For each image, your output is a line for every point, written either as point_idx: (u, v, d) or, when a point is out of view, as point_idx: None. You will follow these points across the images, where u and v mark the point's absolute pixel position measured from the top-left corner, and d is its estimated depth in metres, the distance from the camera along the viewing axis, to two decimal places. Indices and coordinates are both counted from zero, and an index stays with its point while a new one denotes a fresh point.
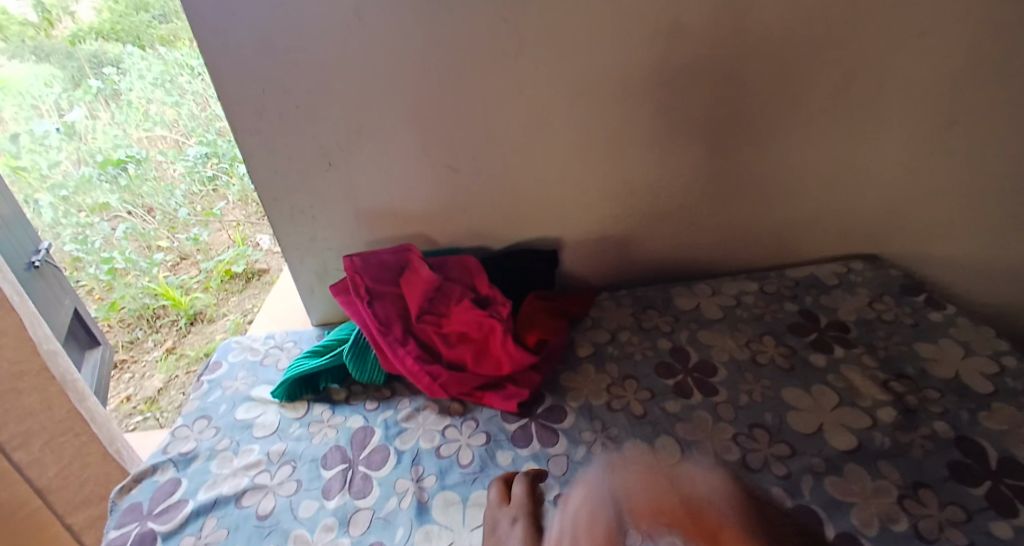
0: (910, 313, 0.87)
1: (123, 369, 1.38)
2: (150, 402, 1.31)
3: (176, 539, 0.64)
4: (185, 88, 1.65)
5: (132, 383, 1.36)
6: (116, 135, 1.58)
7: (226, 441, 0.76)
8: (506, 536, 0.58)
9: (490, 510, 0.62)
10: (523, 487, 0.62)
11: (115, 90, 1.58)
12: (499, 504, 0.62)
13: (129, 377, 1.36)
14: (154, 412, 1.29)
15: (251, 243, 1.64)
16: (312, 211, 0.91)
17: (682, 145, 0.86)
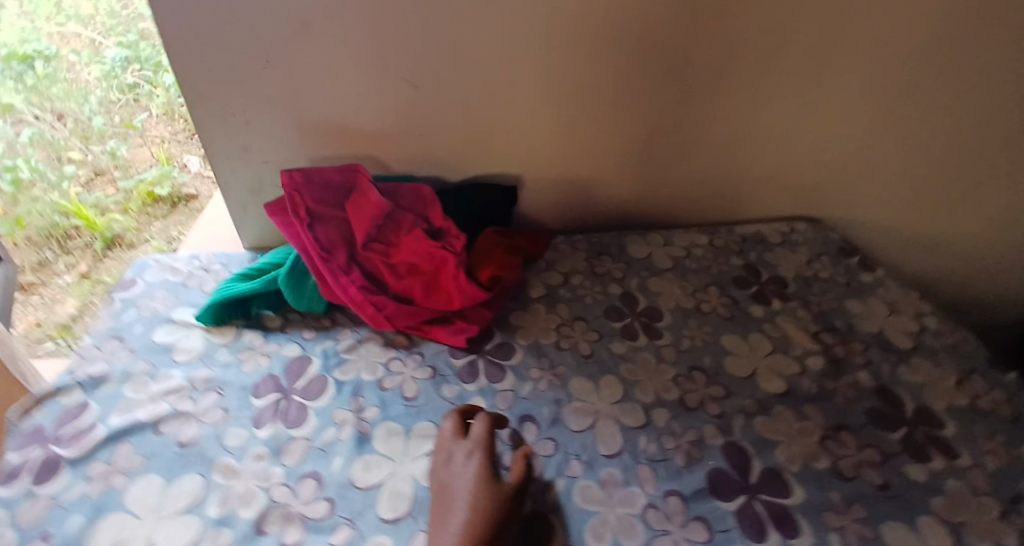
0: (844, 273, 0.91)
1: (30, 292, 1.26)
2: (60, 328, 1.19)
3: (86, 466, 0.60)
4: None
5: (40, 306, 1.24)
6: (24, 26, 1.49)
7: (144, 365, 0.71)
8: (458, 469, 0.58)
9: (444, 441, 0.61)
10: (484, 428, 0.61)
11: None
12: (454, 437, 0.61)
13: (37, 301, 1.25)
14: (65, 338, 1.18)
15: (177, 164, 1.48)
16: (247, 116, 0.83)
17: (651, 88, 0.83)
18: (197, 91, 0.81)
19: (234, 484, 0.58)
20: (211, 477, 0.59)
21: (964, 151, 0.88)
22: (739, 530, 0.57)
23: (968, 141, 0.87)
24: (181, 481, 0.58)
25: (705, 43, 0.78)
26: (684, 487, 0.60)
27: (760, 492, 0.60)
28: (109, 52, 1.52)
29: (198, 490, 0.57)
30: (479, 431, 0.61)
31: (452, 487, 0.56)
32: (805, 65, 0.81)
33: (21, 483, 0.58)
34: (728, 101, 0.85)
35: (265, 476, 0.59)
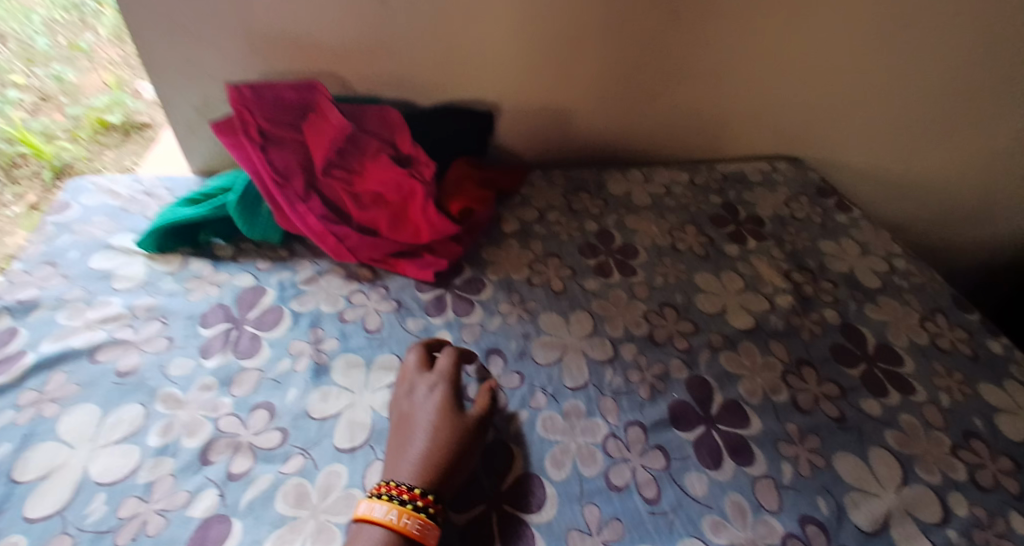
0: (820, 213, 0.90)
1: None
2: (6, 264, 1.07)
3: (14, 393, 0.56)
4: None
5: None
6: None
7: (79, 292, 0.66)
8: (419, 401, 0.55)
9: (406, 374, 0.59)
10: (451, 361, 0.59)
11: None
12: (417, 370, 0.59)
13: None
14: None
15: (129, 89, 1.36)
16: (187, 22, 0.75)
17: (625, 9, 0.77)
18: None
19: (178, 414, 0.55)
20: (153, 406, 0.55)
21: (946, 88, 0.85)
22: (696, 458, 0.56)
23: (954, 79, 0.84)
24: (120, 410, 0.55)
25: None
26: (646, 417, 0.59)
27: (719, 422, 0.60)
28: None
29: (138, 420, 0.54)
30: (444, 364, 0.59)
31: (412, 417, 0.54)
32: None
33: None
34: (713, 24, 0.79)
35: (212, 407, 0.56)
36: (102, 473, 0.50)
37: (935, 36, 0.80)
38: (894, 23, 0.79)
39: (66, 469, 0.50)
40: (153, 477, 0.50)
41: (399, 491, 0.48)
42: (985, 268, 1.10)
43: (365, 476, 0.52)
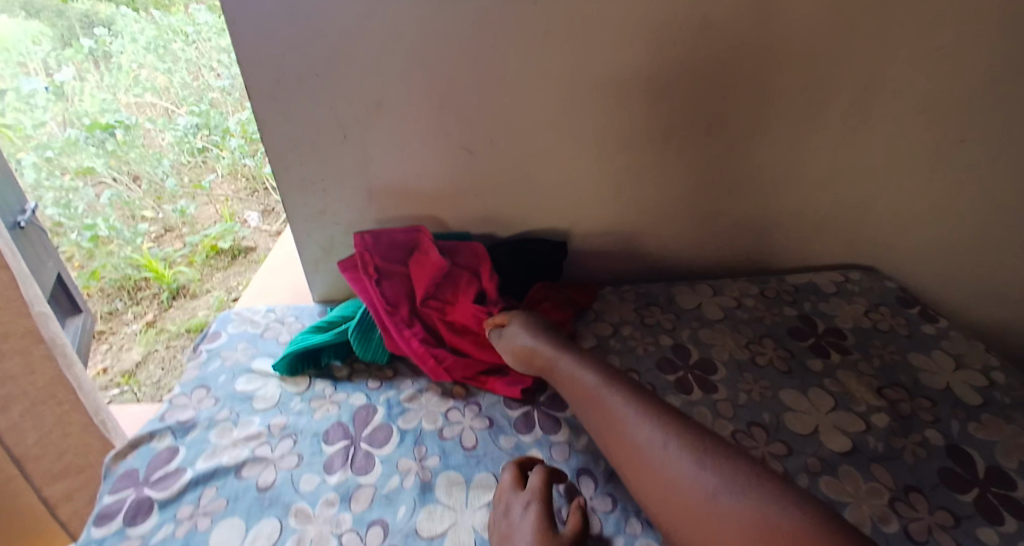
0: (904, 324, 0.90)
1: (103, 341, 1.37)
2: (126, 377, 1.30)
3: (174, 507, 0.64)
4: (178, 54, 1.65)
5: (109, 354, 1.35)
6: (104, 99, 1.55)
7: (226, 412, 0.76)
8: (517, 518, 0.58)
9: (503, 493, 0.62)
10: (540, 480, 0.62)
11: (107, 52, 1.57)
12: (512, 489, 0.62)
13: (107, 348, 1.35)
14: (131, 385, 1.29)
15: (238, 219, 1.60)
16: (324, 183, 0.90)
17: (695, 146, 0.87)
18: (279, 159, 0.88)
19: (308, 529, 0.61)
20: (286, 521, 0.62)
21: (1012, 196, 0.89)
22: None
23: (1017, 187, 0.88)
24: (259, 524, 0.62)
25: (754, 97, 0.83)
26: None
27: None
28: (182, 119, 1.63)
29: (274, 534, 0.61)
30: (534, 484, 0.62)
31: (513, 537, 0.57)
32: (845, 117, 0.85)
33: (115, 522, 0.63)
34: (780, 153, 0.88)
35: (336, 522, 0.62)
36: None
37: (991, 149, 0.86)
38: (957, 143, 0.86)
39: None
40: None
41: None
42: None
43: None
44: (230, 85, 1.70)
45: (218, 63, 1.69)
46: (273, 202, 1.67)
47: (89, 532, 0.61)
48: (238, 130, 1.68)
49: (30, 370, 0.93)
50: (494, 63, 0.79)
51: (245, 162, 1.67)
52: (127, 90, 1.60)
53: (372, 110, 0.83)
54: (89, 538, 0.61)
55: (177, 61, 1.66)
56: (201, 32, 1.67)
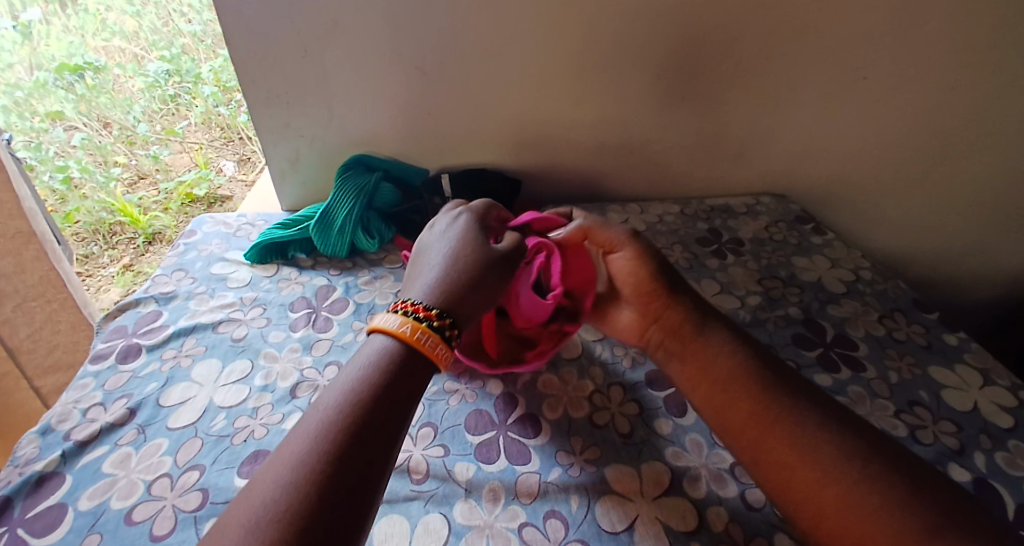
0: (795, 236, 1.04)
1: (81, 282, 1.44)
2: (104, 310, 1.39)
3: (159, 351, 0.77)
4: None
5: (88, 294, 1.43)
6: (72, 41, 1.54)
7: (203, 288, 0.88)
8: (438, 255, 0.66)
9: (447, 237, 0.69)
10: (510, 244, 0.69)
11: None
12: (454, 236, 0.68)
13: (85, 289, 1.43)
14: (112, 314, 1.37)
15: (214, 168, 1.66)
16: (288, 97, 1.01)
17: (623, 74, 0.98)
18: (248, 73, 0.99)
19: (274, 366, 0.74)
20: (256, 361, 0.75)
21: (905, 129, 1.00)
22: (665, 408, 0.71)
23: (907, 122, 0.99)
24: (233, 364, 0.75)
25: (675, 25, 0.92)
26: (627, 380, 0.75)
27: None
28: (152, 66, 1.66)
29: (246, 370, 0.74)
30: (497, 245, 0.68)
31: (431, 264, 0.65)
32: (754, 53, 0.94)
33: (109, 362, 0.76)
34: (704, 83, 0.98)
35: (298, 362, 0.75)
36: (222, 401, 0.70)
37: (886, 87, 0.96)
38: (855, 80, 0.96)
39: (200, 399, 0.70)
40: (258, 404, 0.69)
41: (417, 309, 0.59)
42: (973, 298, 1.18)
43: None
44: (202, 31, 1.70)
45: (189, 8, 1.67)
46: (248, 151, 1.72)
47: (86, 367, 0.75)
48: (211, 78, 1.70)
49: (20, 269, 0.98)
50: None
51: (220, 111, 1.70)
52: (94, 33, 1.59)
53: (330, 26, 0.93)
54: (87, 372, 0.75)
55: (146, 4, 1.65)
56: None
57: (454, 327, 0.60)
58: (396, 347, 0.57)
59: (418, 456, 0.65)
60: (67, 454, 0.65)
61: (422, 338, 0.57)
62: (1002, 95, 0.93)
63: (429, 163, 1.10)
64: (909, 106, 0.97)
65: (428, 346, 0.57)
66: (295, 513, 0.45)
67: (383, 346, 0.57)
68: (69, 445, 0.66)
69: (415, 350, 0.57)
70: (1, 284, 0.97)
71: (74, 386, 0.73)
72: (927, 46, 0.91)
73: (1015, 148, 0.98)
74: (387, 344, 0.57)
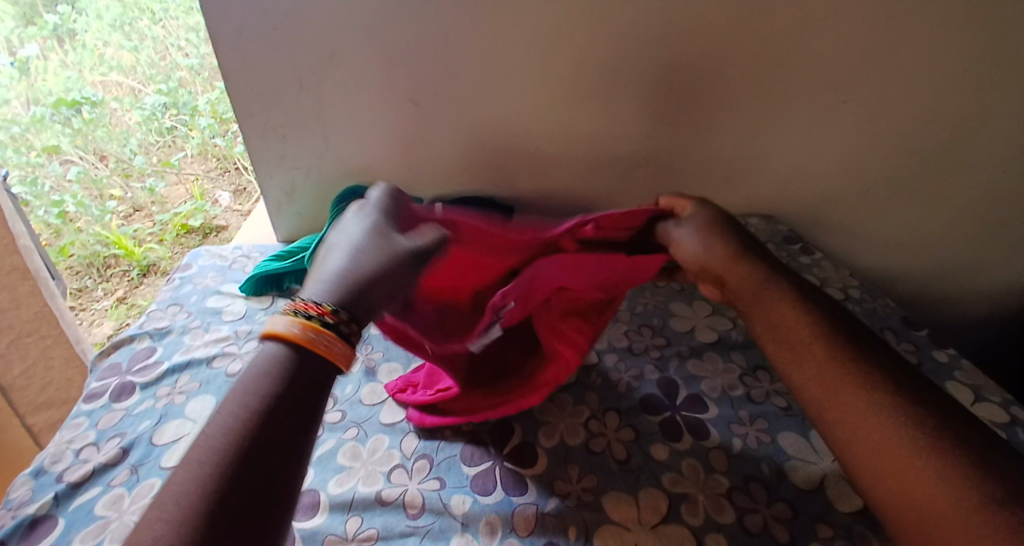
0: (786, 257, 1.05)
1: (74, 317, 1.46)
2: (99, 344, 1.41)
3: (154, 388, 0.77)
4: (144, 33, 1.66)
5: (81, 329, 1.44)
6: (70, 77, 1.54)
7: (198, 322, 0.88)
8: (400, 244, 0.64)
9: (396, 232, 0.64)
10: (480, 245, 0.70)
11: (72, 30, 1.55)
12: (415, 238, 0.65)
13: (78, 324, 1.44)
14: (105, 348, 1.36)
15: (209, 199, 1.68)
16: (284, 130, 1.03)
17: (612, 102, 1.00)
18: (244, 107, 1.00)
19: None
20: None
21: (890, 150, 1.01)
22: (661, 433, 0.71)
23: (892, 143, 1.01)
24: None
25: (664, 52, 0.94)
26: (623, 405, 0.75)
27: (682, 409, 0.75)
28: (149, 99, 1.67)
29: None
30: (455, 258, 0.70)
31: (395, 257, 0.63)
32: (741, 79, 0.96)
33: (103, 399, 0.76)
34: (692, 108, 1.00)
35: None
36: None
37: (870, 109, 0.98)
38: (839, 103, 0.98)
39: (195, 435, 0.70)
40: None
41: (308, 308, 0.52)
42: (964, 316, 1.19)
43: (402, 441, 0.71)
44: (199, 64, 1.71)
45: (185, 41, 1.68)
46: (244, 181, 1.74)
47: (79, 406, 0.75)
48: (208, 110, 1.72)
49: (15, 304, 0.97)
50: (430, 23, 0.91)
51: (217, 142, 1.73)
52: (92, 68, 1.59)
53: (325, 61, 0.95)
54: (80, 411, 0.75)
55: (144, 39, 1.66)
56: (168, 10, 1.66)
57: (338, 313, 0.52)
58: (287, 353, 0.51)
59: (413, 490, 0.65)
60: (60, 495, 0.65)
61: (317, 339, 0.51)
62: (983, 117, 0.96)
63: (423, 192, 1.11)
64: (893, 127, 0.99)
65: (322, 346, 0.51)
66: (204, 499, 0.42)
67: (275, 350, 0.51)
68: (62, 486, 0.65)
69: (308, 351, 0.51)
70: None
71: (66, 425, 0.73)
72: (908, 69, 0.93)
73: (999, 167, 1.00)
74: (277, 347, 0.51)
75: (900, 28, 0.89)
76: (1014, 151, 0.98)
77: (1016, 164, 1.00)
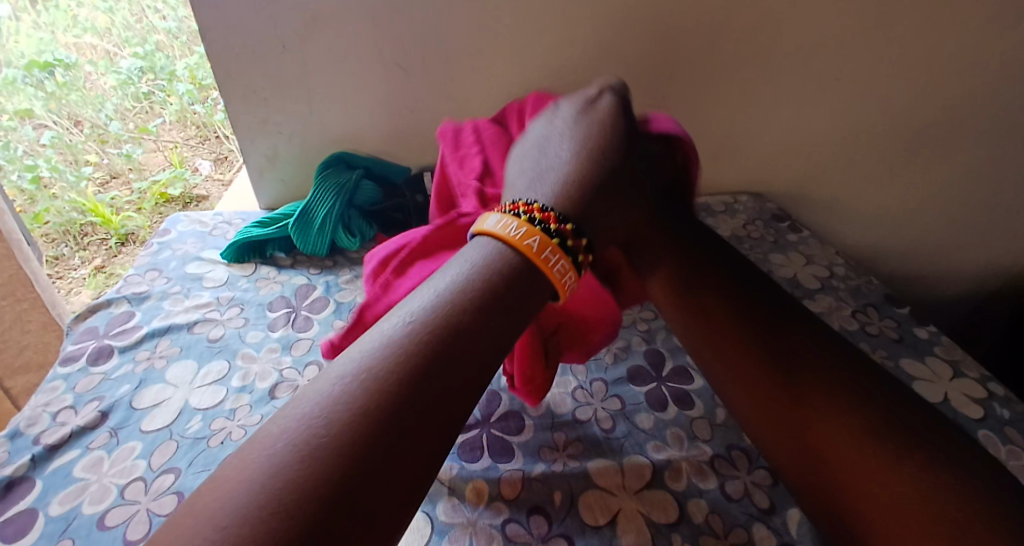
0: (773, 234, 1.05)
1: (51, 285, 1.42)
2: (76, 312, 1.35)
3: (132, 352, 0.75)
4: None
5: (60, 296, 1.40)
6: (42, 38, 1.49)
7: (178, 288, 0.86)
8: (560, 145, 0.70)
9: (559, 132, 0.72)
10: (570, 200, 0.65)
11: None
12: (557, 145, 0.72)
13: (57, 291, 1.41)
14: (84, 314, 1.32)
15: (189, 167, 1.63)
16: (266, 93, 1.00)
17: (603, 73, 0.98)
18: (225, 68, 0.97)
19: (252, 366, 0.73)
20: (233, 361, 0.74)
21: (878, 130, 1.01)
22: (646, 403, 0.72)
23: (881, 123, 1.01)
24: (210, 364, 0.73)
25: (656, 23, 0.92)
26: (609, 375, 0.76)
27: (667, 380, 0.75)
28: (125, 63, 1.60)
29: (223, 371, 0.72)
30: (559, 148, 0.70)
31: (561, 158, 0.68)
32: (733, 53, 0.95)
33: (80, 364, 0.74)
34: (683, 82, 0.99)
35: (277, 362, 0.74)
36: (198, 403, 0.68)
37: (860, 87, 0.97)
38: (830, 81, 0.97)
39: (175, 401, 0.69)
40: (236, 405, 0.68)
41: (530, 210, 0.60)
42: (941, 296, 1.21)
43: None
44: (177, 28, 1.61)
45: (163, 5, 1.58)
46: (225, 150, 1.68)
47: (56, 370, 0.73)
48: (186, 75, 1.63)
49: None
50: None
51: (196, 109, 1.66)
52: (66, 29, 1.53)
53: (308, 21, 0.92)
54: (56, 374, 0.73)
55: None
56: None
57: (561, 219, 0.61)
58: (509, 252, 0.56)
59: None
60: (37, 457, 0.63)
61: (533, 243, 0.56)
62: (970, 98, 0.96)
63: (410, 161, 1.09)
64: (882, 107, 0.99)
65: (557, 270, 0.57)
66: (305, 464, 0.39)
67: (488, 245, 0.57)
68: (39, 449, 0.64)
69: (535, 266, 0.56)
70: None
71: (43, 389, 0.71)
72: (900, 48, 0.92)
73: (982, 151, 1.01)
74: (498, 247, 0.56)
75: (893, 5, 0.88)
76: (998, 135, 0.99)
77: (998, 147, 1.00)
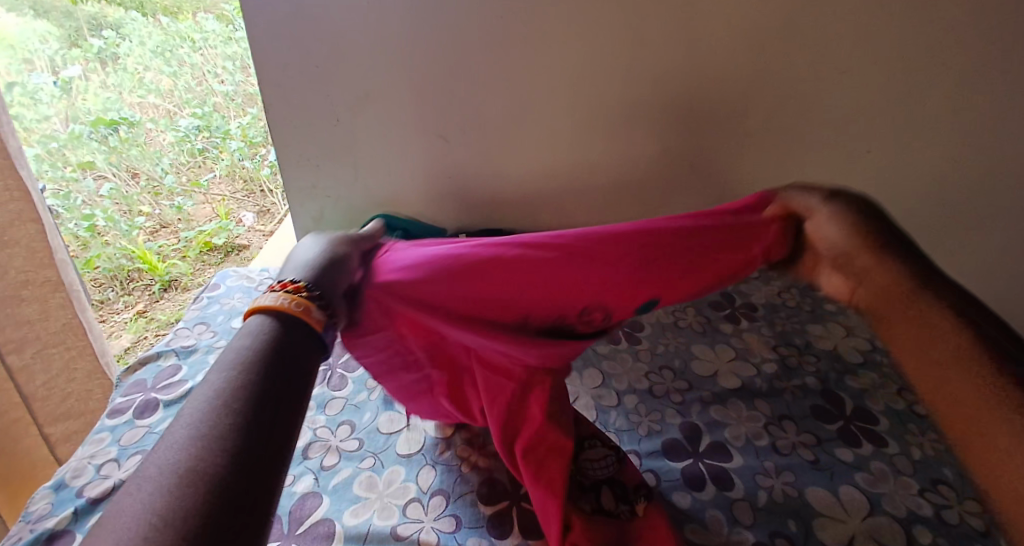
0: (811, 302, 1.03)
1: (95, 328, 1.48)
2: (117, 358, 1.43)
3: (176, 407, 0.77)
4: (184, 59, 1.72)
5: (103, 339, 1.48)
6: (110, 97, 1.58)
7: (222, 343, 0.89)
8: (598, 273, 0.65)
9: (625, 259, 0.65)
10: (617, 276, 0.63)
11: (115, 53, 1.58)
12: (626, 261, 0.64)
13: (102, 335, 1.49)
14: None
15: (234, 218, 1.74)
16: (317, 159, 1.06)
17: (638, 145, 1.01)
18: (282, 137, 1.04)
19: None
20: None
21: (913, 202, 1.01)
22: (682, 481, 0.71)
23: (916, 195, 1.01)
24: None
25: (692, 100, 0.96)
26: (643, 448, 0.76)
27: (705, 457, 0.74)
28: (184, 121, 1.72)
29: None
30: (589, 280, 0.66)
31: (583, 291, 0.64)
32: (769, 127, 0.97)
33: (126, 416, 0.76)
34: (718, 153, 1.01)
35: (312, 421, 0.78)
36: None
37: (895, 160, 0.98)
38: (863, 154, 0.98)
39: None
40: None
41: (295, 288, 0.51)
42: None
43: (418, 474, 0.70)
44: (233, 91, 1.79)
45: (222, 69, 1.76)
46: (269, 203, 1.83)
47: (104, 421, 0.75)
48: (238, 134, 1.78)
49: (45, 315, 0.99)
50: (462, 61, 0.94)
51: (245, 164, 1.78)
52: (131, 90, 1.64)
53: (360, 95, 0.98)
54: (104, 426, 0.75)
55: (183, 65, 1.72)
56: (207, 39, 1.73)
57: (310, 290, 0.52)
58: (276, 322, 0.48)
59: (429, 528, 0.64)
60: (79, 511, 0.65)
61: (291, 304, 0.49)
62: (1002, 175, 0.97)
63: (447, 222, 1.13)
64: (917, 179, 0.99)
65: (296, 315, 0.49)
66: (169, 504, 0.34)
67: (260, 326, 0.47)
68: (82, 502, 0.66)
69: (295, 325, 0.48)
70: (25, 330, 0.97)
71: (89, 441, 0.74)
72: (934, 124, 0.94)
73: (1020, 227, 1.00)
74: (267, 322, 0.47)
75: (924, 86, 0.91)
76: None
77: None
